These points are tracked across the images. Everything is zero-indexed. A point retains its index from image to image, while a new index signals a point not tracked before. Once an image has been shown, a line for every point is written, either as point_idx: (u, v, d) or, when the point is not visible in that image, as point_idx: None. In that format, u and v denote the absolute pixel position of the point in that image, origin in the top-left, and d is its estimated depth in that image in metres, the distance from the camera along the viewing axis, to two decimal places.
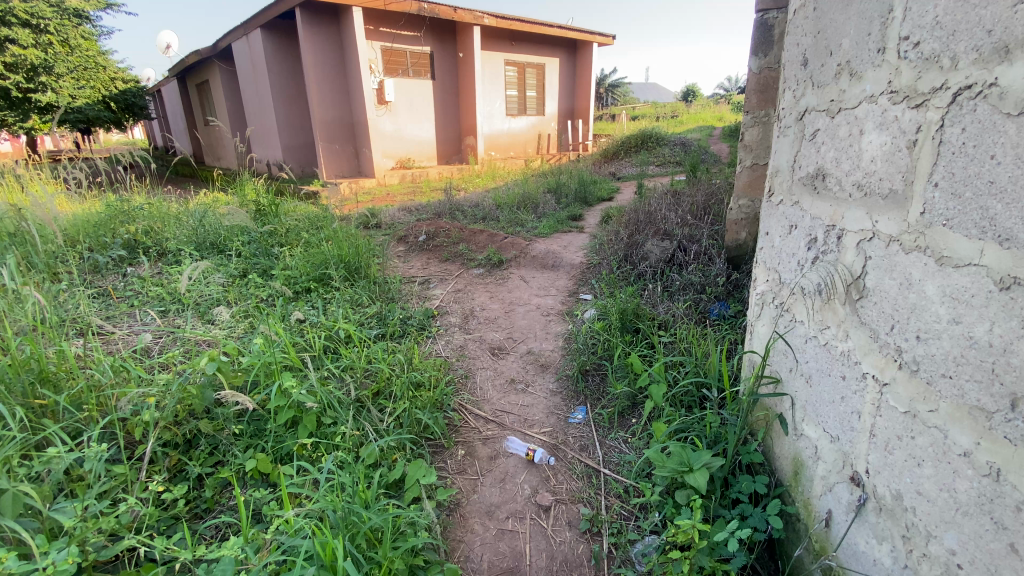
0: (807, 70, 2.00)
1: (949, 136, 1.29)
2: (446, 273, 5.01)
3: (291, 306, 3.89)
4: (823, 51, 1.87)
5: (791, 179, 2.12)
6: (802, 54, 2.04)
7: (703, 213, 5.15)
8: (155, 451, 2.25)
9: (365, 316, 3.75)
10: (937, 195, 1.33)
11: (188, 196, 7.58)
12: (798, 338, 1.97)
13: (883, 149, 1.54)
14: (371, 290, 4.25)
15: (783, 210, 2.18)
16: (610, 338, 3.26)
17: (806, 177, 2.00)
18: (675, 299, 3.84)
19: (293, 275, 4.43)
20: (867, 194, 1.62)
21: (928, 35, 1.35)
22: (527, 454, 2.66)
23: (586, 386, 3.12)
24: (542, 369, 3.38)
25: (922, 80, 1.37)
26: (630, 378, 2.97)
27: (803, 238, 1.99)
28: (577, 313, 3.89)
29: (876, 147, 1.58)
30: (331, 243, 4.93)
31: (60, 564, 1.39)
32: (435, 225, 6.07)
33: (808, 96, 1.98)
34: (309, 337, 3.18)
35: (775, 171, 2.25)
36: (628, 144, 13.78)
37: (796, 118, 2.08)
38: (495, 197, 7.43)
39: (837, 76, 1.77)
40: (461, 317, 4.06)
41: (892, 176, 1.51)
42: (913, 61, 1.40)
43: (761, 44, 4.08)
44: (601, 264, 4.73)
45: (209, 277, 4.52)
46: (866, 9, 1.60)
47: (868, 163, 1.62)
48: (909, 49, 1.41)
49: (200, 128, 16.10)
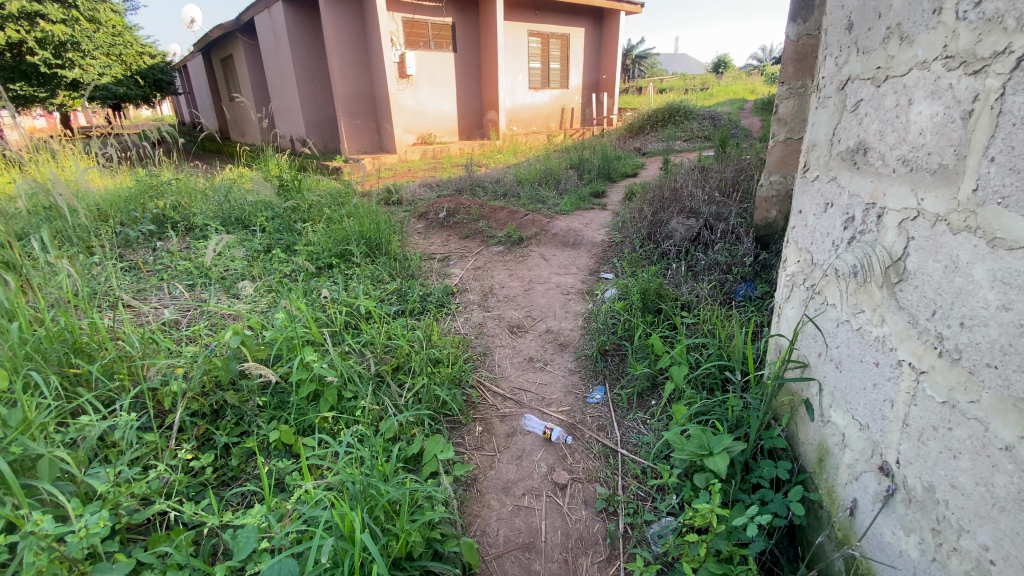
0: (851, 35, 1.86)
1: (1010, 106, 1.17)
2: (466, 250, 4.99)
3: (313, 281, 3.94)
4: (871, 13, 1.73)
5: (828, 154, 2.00)
6: (847, 17, 1.89)
7: (731, 190, 4.98)
8: (184, 420, 2.33)
9: (385, 293, 3.77)
10: (992, 171, 1.23)
11: (213, 172, 7.70)
12: (828, 322, 1.88)
13: (934, 121, 1.43)
14: (391, 266, 4.27)
15: (818, 187, 2.06)
16: (631, 318, 3.20)
17: (845, 151, 1.88)
18: (700, 278, 3.74)
19: (315, 250, 4.48)
20: (913, 169, 1.51)
21: None
22: (544, 432, 2.66)
23: (605, 366, 3.09)
24: (560, 348, 3.36)
25: (981, 44, 1.25)
26: (650, 360, 2.92)
27: (839, 216, 1.88)
28: (598, 292, 3.83)
29: (926, 118, 1.46)
30: (353, 219, 4.95)
31: (92, 527, 1.44)
32: (456, 201, 6.03)
33: (853, 63, 1.84)
34: (330, 313, 3.23)
35: (812, 145, 2.13)
36: (655, 118, 13.36)
37: (837, 87, 1.94)
38: (516, 172, 7.32)
39: (885, 41, 1.64)
40: (480, 294, 4.05)
41: (942, 151, 1.40)
42: (973, 23, 1.27)
43: (801, 10, 3.83)
44: (624, 243, 4.64)
45: (235, 252, 4.61)
46: None
47: (915, 136, 1.50)
48: (968, 9, 1.29)
49: (225, 103, 16.24)
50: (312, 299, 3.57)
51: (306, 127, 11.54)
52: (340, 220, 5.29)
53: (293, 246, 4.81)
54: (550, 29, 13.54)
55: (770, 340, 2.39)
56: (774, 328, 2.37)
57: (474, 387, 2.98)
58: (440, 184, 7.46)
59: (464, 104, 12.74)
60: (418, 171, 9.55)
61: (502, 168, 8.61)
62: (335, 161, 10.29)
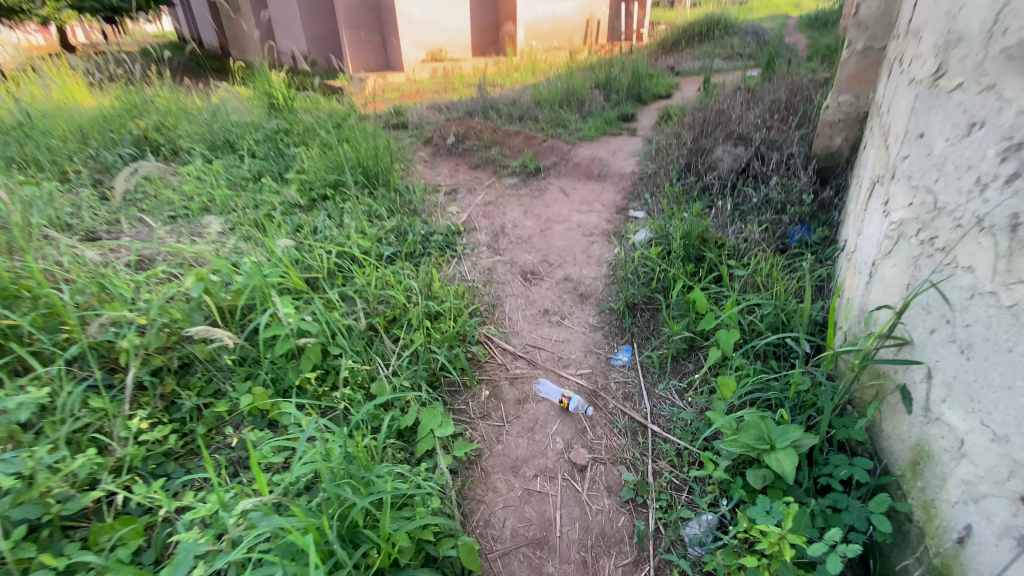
0: None
1: None
2: (476, 182, 4.43)
3: (302, 217, 3.49)
4: None
5: (984, 50, 1.38)
6: None
7: (785, 112, 4.25)
8: (142, 381, 2.06)
9: (382, 231, 3.31)
10: None
11: (202, 89, 7.02)
12: (958, 292, 1.39)
13: None
14: (390, 200, 3.77)
15: (959, 100, 1.46)
16: (667, 268, 2.72)
17: (1019, 44, 1.27)
18: (748, 221, 3.19)
19: (307, 179, 3.97)
20: None
21: None
22: (560, 402, 2.27)
23: (633, 322, 2.66)
24: (581, 299, 2.91)
25: None
26: (688, 319, 2.47)
27: (997, 145, 1.32)
28: (626, 233, 3.31)
29: None
30: (349, 144, 4.38)
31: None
32: (466, 124, 5.35)
33: None
34: (316, 255, 2.80)
35: (954, 38, 1.50)
36: (692, 31, 11.89)
37: None
38: (534, 92, 6.51)
39: None
40: (491, 233, 3.56)
41: None
42: None
43: None
44: (657, 175, 4.02)
45: (220, 180, 4.13)
46: None
47: None
48: None
49: (219, 13, 14.94)
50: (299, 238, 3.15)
51: (305, 41, 10.53)
52: (335, 142, 4.70)
53: (284, 173, 4.31)
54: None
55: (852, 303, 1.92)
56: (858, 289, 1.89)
57: (479, 343, 2.58)
58: (450, 105, 6.70)
59: (480, 14, 11.36)
60: (426, 92, 8.68)
61: (519, 87, 7.73)
62: (336, 80, 9.42)
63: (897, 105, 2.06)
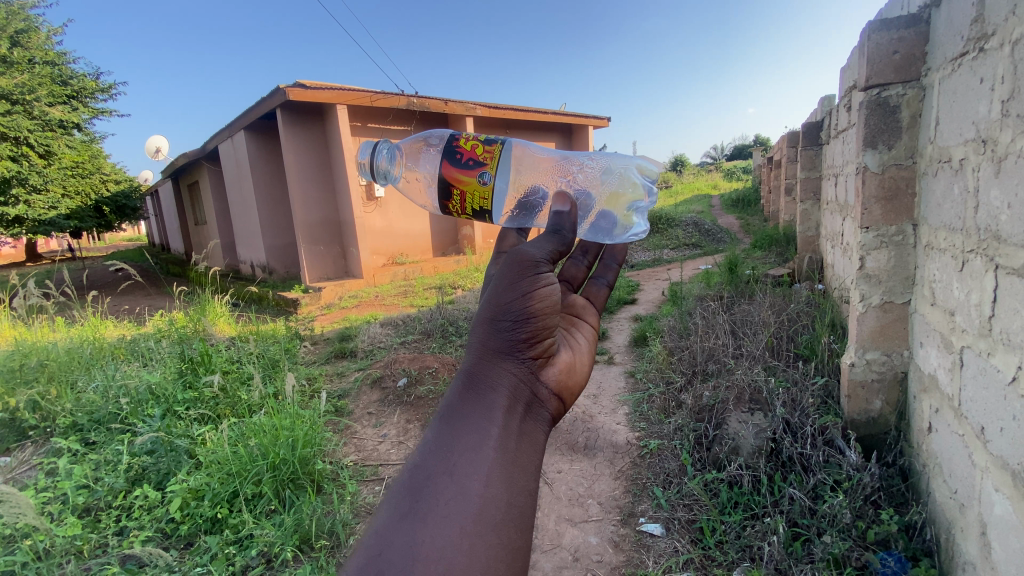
0: (974, 219, 1.13)
1: (1013, 405, 0.94)
2: (419, 363, 2.94)
3: (24, 531, 1.62)
4: (979, 175, 1.11)
5: (985, 204, 1.09)
6: (969, 182, 1.17)
7: (760, 310, 2.54)
8: None
9: (181, 568, 1.49)
10: (1009, 362, 0.96)
11: (130, 305, 6.59)
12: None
13: (1004, 283, 0.99)
14: (231, 431, 2.17)
15: (978, 279, 1.10)
16: (697, 478, 1.60)
17: (987, 235, 1.08)
18: (752, 337, 2.30)
19: (79, 414, 2.43)
20: (986, 281, 1.07)
21: (1007, 246, 0.99)
22: (477, 176, 1.12)
23: (715, 557, 1.36)
24: (594, 529, 1.58)
25: (1006, 213, 1.01)
26: (862, 545, 1.27)
27: (966, 273, 1.16)
28: (644, 418, 2.13)
29: (979, 221, 1.11)
30: (185, 345, 3.02)
31: None
32: (376, 321, 4.32)
33: (992, 196, 1.06)
34: (83, 529, 1.65)
35: (982, 208, 1.11)
36: None
37: (965, 240, 1.16)
38: (472, 281, 5.81)
39: (986, 230, 1.08)
40: (399, 450, 2.22)
41: (983, 299, 1.08)
42: (1011, 207, 0.98)
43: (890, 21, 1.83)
44: (661, 346, 2.64)
45: (8, 354, 2.90)
46: (978, 144, 1.11)
47: (986, 259, 1.07)
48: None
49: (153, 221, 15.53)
50: (100, 478, 1.93)
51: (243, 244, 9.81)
52: (171, 339, 3.32)
53: (68, 379, 2.72)
54: (555, 137, 8.68)
55: (1013, 289, 0.96)
56: (1010, 250, 0.98)
57: None
58: (375, 300, 5.55)
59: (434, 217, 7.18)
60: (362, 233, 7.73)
61: (457, 252, 7.39)
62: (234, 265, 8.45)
63: (931, 213, 1.41)
